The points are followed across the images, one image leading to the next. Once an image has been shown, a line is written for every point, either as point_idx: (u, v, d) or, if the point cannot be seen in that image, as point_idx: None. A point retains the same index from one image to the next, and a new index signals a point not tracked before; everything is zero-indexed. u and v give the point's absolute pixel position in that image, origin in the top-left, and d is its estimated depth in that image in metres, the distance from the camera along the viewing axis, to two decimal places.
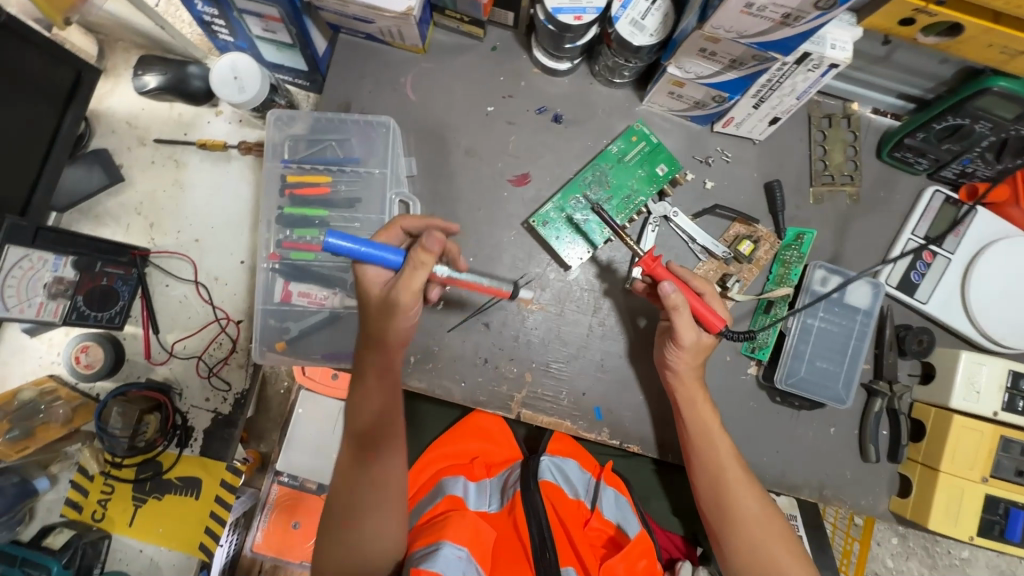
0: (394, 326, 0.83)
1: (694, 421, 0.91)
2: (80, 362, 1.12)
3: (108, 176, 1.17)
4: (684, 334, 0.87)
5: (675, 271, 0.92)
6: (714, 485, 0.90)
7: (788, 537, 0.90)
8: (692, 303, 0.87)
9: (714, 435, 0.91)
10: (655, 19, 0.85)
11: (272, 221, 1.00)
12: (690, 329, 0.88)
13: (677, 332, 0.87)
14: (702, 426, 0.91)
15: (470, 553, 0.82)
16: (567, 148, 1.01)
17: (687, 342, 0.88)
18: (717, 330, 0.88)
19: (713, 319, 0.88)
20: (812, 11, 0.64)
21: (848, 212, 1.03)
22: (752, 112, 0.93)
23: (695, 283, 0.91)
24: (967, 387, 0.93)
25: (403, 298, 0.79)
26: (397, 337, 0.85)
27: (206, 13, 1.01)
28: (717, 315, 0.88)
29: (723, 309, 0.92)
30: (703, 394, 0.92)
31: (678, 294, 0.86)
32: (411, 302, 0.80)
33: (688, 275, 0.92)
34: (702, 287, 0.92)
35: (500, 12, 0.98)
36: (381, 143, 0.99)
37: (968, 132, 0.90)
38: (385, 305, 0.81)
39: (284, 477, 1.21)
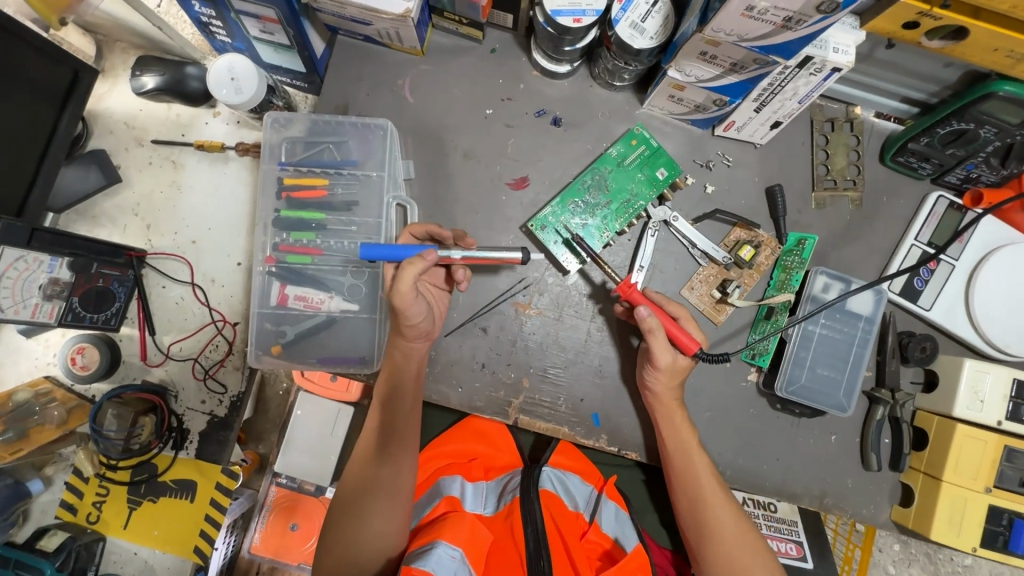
0: (409, 326, 0.86)
1: (674, 437, 0.91)
2: (76, 363, 1.11)
3: (105, 177, 1.17)
4: (661, 355, 0.87)
5: (651, 296, 0.92)
6: (692, 508, 0.91)
7: (765, 552, 0.89)
8: (667, 325, 0.87)
9: (692, 453, 0.91)
10: (655, 21, 0.84)
11: (268, 223, 0.98)
12: (667, 350, 0.87)
13: (653, 354, 0.87)
14: (682, 442, 0.90)
15: (464, 553, 0.81)
16: (566, 151, 1.00)
17: (663, 364, 0.87)
18: (693, 352, 0.88)
19: (688, 341, 0.87)
20: (814, 14, 0.63)
21: (850, 218, 1.02)
22: (753, 116, 0.92)
23: (671, 308, 0.92)
24: (971, 395, 0.92)
25: (399, 297, 0.81)
26: (412, 335, 0.88)
27: (203, 14, 1.00)
28: (691, 337, 0.88)
29: (699, 333, 0.93)
30: (682, 415, 0.92)
31: (653, 317, 0.86)
32: (407, 301, 0.82)
33: (663, 299, 0.92)
34: (678, 312, 0.92)
35: (499, 13, 0.97)
36: (378, 145, 0.99)
37: (972, 137, 0.89)
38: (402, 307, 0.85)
39: (282, 480, 1.21)
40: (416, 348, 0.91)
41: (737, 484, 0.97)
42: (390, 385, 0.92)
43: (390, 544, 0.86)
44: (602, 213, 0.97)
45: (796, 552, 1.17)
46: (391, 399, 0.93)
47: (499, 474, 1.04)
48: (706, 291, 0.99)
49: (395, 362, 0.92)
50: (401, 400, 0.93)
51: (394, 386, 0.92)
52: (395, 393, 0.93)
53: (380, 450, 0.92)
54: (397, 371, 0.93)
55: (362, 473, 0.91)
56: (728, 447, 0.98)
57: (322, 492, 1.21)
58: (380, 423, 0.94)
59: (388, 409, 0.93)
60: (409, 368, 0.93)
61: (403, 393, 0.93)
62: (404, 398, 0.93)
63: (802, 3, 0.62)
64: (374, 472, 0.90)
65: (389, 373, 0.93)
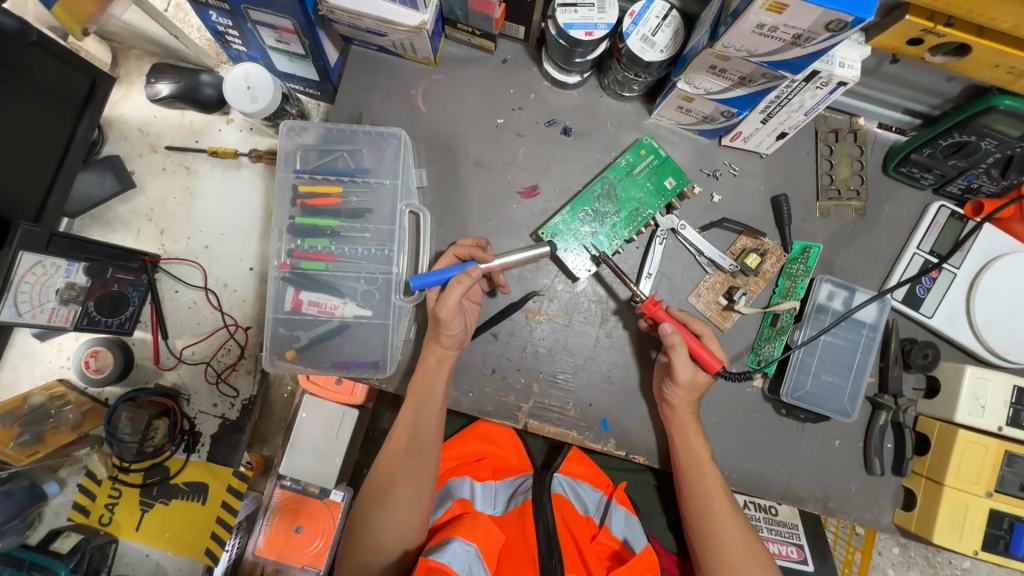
0: (447, 334, 0.90)
1: (688, 450, 0.92)
2: (90, 367, 1.13)
3: (119, 182, 1.18)
4: (682, 370, 0.90)
5: (674, 313, 0.94)
6: (699, 520, 0.93)
7: (768, 564, 0.92)
8: (689, 342, 0.90)
9: (704, 465, 0.92)
10: (665, 35, 0.86)
11: (283, 231, 0.99)
12: (687, 367, 0.90)
13: (675, 370, 0.90)
14: (696, 454, 0.92)
15: (478, 548, 0.83)
16: (576, 160, 1.02)
17: (682, 379, 0.90)
18: (715, 370, 0.91)
19: (711, 360, 0.90)
20: (823, 33, 0.65)
21: (854, 226, 1.04)
22: (760, 127, 0.94)
23: (694, 324, 0.94)
24: (972, 402, 0.94)
25: (443, 312, 0.88)
26: (449, 342, 0.92)
27: (220, 24, 1.02)
28: (713, 355, 0.91)
29: (719, 350, 0.95)
30: (696, 428, 0.93)
31: (676, 334, 0.89)
32: (450, 316, 0.88)
33: (686, 317, 0.94)
34: (701, 329, 0.94)
35: (512, 25, 0.99)
36: (392, 154, 1.00)
37: (973, 149, 0.91)
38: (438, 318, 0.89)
39: (287, 482, 1.20)
40: (449, 355, 0.94)
41: (742, 488, 0.99)
42: (418, 391, 0.95)
43: (407, 539, 0.91)
44: (611, 222, 0.99)
45: (796, 555, 1.19)
46: (418, 403, 0.95)
47: (508, 474, 1.06)
48: (713, 297, 1.01)
49: (428, 367, 0.95)
50: (429, 404, 0.95)
51: (422, 392, 0.94)
52: (423, 397, 0.95)
53: (409, 447, 0.96)
54: (427, 377, 0.95)
55: (389, 468, 0.96)
56: (734, 451, 1.00)
57: (326, 495, 1.21)
58: (408, 424, 0.97)
59: (416, 412, 0.95)
60: (440, 374, 0.95)
61: (430, 399, 0.95)
62: (431, 404, 0.95)
63: (812, 21, 0.64)
64: (401, 468, 0.95)
65: (419, 378, 0.95)
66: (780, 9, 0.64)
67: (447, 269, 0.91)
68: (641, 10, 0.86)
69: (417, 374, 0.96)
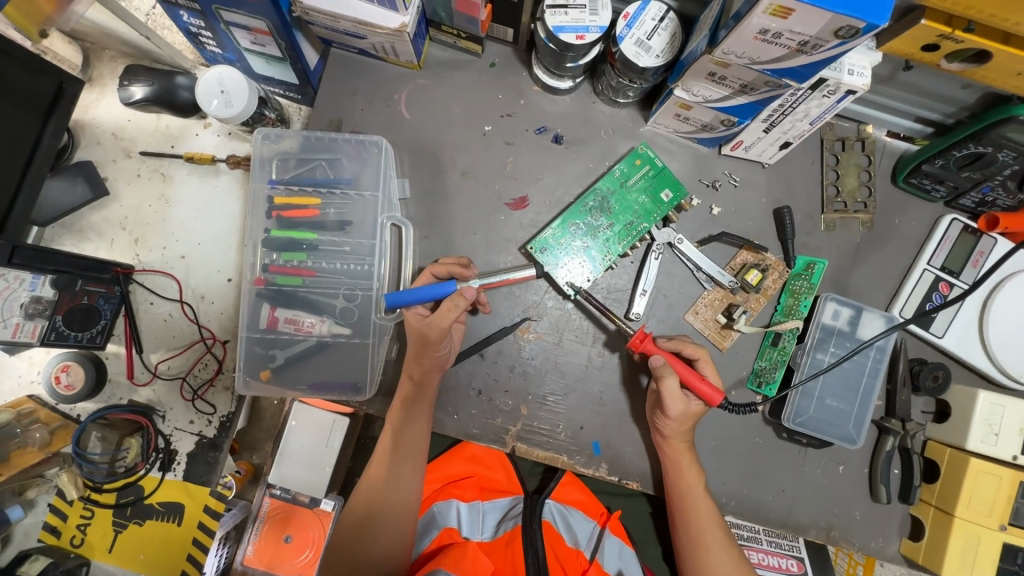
0: (433, 356, 0.86)
1: (681, 482, 0.88)
2: (61, 382, 1.07)
3: (91, 190, 1.13)
4: (673, 401, 0.85)
5: (663, 344, 0.89)
6: (694, 550, 0.89)
7: None
8: (679, 369, 0.85)
9: (699, 497, 0.88)
10: (662, 39, 0.81)
11: (258, 244, 0.94)
12: (678, 397, 0.85)
13: (665, 401, 0.85)
14: (687, 484, 0.88)
15: None
16: (568, 170, 0.97)
17: (674, 411, 0.85)
18: (715, 403, 0.84)
19: (710, 392, 0.84)
20: (832, 39, 0.60)
21: (861, 240, 0.98)
22: (762, 136, 0.88)
23: (692, 352, 0.89)
24: (985, 429, 0.88)
25: (434, 334, 0.84)
26: (430, 364, 0.87)
27: (192, 24, 0.96)
28: (712, 387, 0.85)
29: (717, 377, 0.90)
30: (690, 457, 0.89)
31: (670, 364, 0.85)
32: (439, 337, 0.85)
33: (680, 344, 0.89)
34: (696, 353, 0.89)
35: (499, 27, 0.93)
36: (373, 163, 0.95)
37: (990, 161, 0.85)
38: (424, 338, 0.85)
39: (276, 490, 1.15)
40: (431, 378, 0.89)
41: (741, 515, 0.94)
42: (398, 418, 0.90)
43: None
44: (604, 234, 0.93)
45: (796, 569, 1.15)
46: (400, 429, 0.91)
47: (497, 496, 1.02)
48: (711, 315, 0.95)
49: (407, 395, 0.89)
50: (412, 430, 0.91)
51: (404, 420, 0.90)
52: (405, 422, 0.90)
53: (388, 475, 0.92)
54: (408, 402, 0.89)
55: (370, 497, 0.91)
56: (732, 477, 0.95)
57: (317, 504, 1.15)
58: (388, 453, 0.92)
59: (396, 438, 0.91)
60: (421, 398, 0.89)
61: (412, 425, 0.90)
62: (413, 429, 0.90)
63: (820, 27, 0.58)
64: (382, 496, 0.91)
65: (399, 404, 0.90)
66: (784, 15, 0.58)
67: (432, 286, 0.85)
68: (636, 12, 0.81)
69: (397, 399, 0.91)
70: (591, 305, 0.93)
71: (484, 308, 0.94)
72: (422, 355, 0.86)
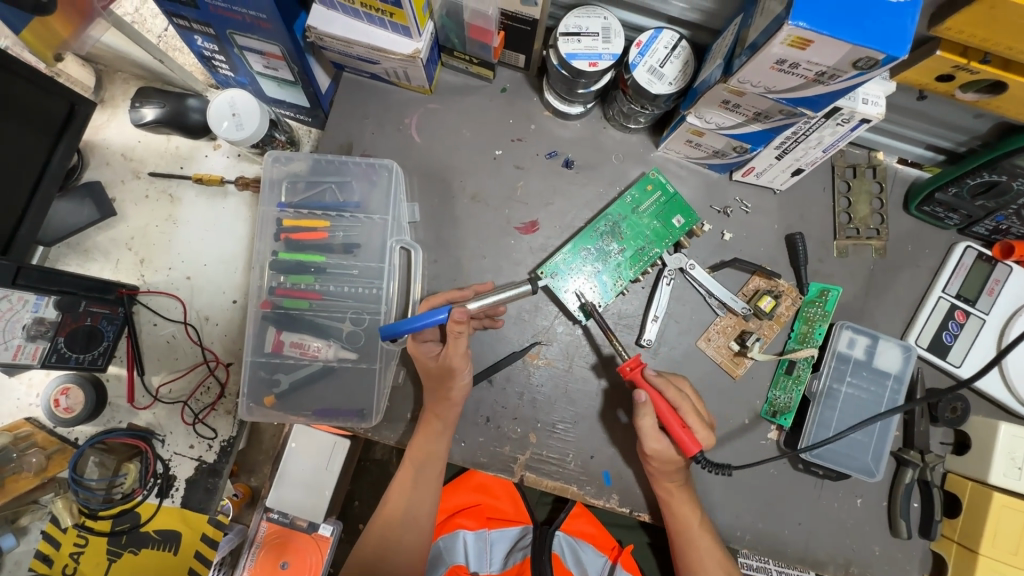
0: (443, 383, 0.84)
1: (677, 516, 0.85)
2: (59, 406, 1.05)
3: (98, 210, 1.13)
4: (653, 440, 0.82)
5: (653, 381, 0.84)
6: None
7: None
8: (659, 407, 0.81)
9: (696, 534, 0.85)
10: (674, 67, 0.81)
11: (265, 266, 0.93)
12: (656, 438, 0.82)
13: (643, 439, 0.83)
14: (682, 518, 0.85)
15: None
16: (578, 195, 0.97)
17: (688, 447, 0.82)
18: (690, 454, 0.79)
19: (686, 441, 0.79)
20: (849, 70, 0.59)
21: (874, 268, 0.97)
22: (774, 163, 0.88)
23: (674, 399, 0.83)
24: (1008, 462, 0.86)
25: (456, 362, 0.81)
26: (457, 395, 0.84)
27: (206, 48, 0.97)
28: (690, 437, 0.80)
29: (704, 431, 0.83)
30: (685, 492, 0.86)
31: (651, 403, 0.82)
32: (462, 363, 0.82)
33: (664, 385, 0.84)
34: (680, 403, 0.83)
35: (511, 54, 0.94)
36: (383, 186, 0.95)
37: (1004, 190, 0.85)
38: (440, 371, 0.83)
39: (273, 514, 1.11)
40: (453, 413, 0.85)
41: (756, 551, 0.91)
42: (422, 454, 0.87)
43: None
44: (615, 259, 0.92)
45: None
46: (420, 465, 0.88)
47: (503, 525, 0.98)
48: (724, 342, 0.94)
49: (431, 430, 0.86)
50: (431, 467, 0.88)
51: (424, 454, 0.87)
52: (427, 459, 0.87)
53: (403, 516, 0.89)
54: (430, 439, 0.86)
55: (381, 536, 0.87)
56: (747, 510, 0.92)
57: (315, 529, 1.11)
58: (405, 488, 0.90)
59: (414, 475, 0.89)
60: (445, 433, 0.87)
61: (431, 461, 0.88)
62: (428, 467, 0.88)
63: (838, 58, 0.58)
64: (394, 534, 0.88)
65: (422, 441, 0.87)
66: (802, 46, 0.58)
67: (424, 315, 0.80)
68: (648, 40, 0.81)
69: (419, 432, 0.87)
70: (598, 322, 0.89)
71: (495, 321, 0.93)
72: (443, 387, 0.84)
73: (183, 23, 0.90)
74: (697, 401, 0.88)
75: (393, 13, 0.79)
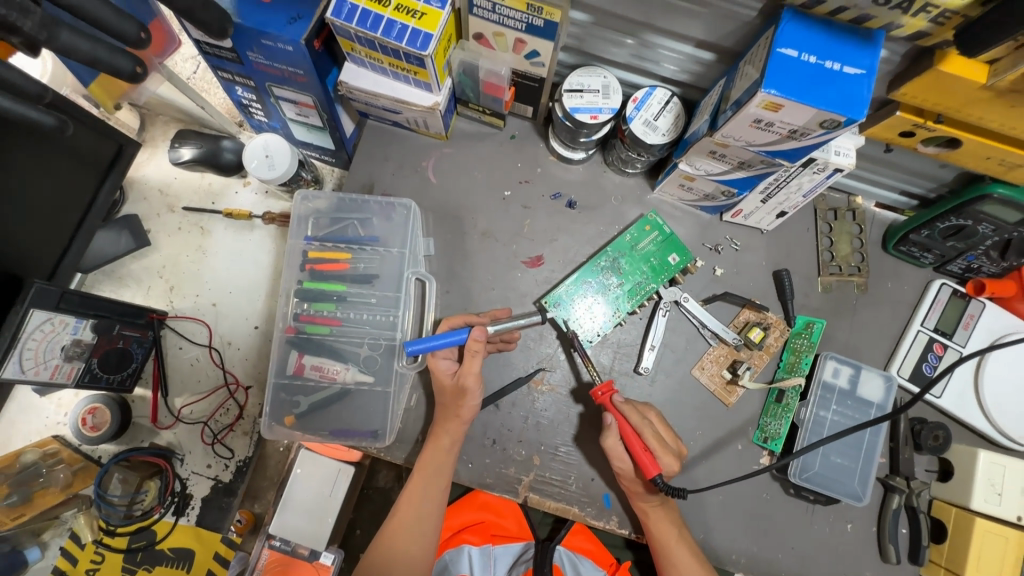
0: (453, 406, 0.90)
1: (656, 534, 0.88)
2: (86, 424, 1.11)
3: (134, 241, 1.21)
4: (618, 459, 0.88)
5: (620, 405, 0.89)
6: None
7: None
8: (621, 426, 0.87)
9: (674, 547, 0.88)
10: (667, 120, 0.91)
11: (290, 294, 1.01)
12: (622, 457, 0.88)
13: (611, 458, 0.89)
14: (661, 536, 0.88)
15: None
16: (581, 233, 1.05)
17: (665, 466, 0.87)
18: (649, 475, 0.83)
19: (646, 463, 0.83)
20: (818, 129, 0.68)
21: (856, 302, 1.04)
22: (760, 206, 0.96)
23: (637, 424, 0.87)
24: (988, 488, 0.91)
25: (469, 382, 0.87)
26: (466, 415, 0.90)
27: (245, 97, 1.07)
28: (650, 459, 0.84)
29: (667, 457, 0.87)
30: (663, 508, 0.90)
31: (617, 426, 0.88)
32: (475, 383, 0.88)
33: (629, 411, 0.88)
34: (647, 429, 0.87)
35: (520, 105, 1.04)
36: (401, 223, 1.03)
37: (971, 232, 0.93)
38: (455, 390, 0.89)
39: (275, 542, 1.11)
40: (462, 433, 0.91)
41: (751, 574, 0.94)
42: (428, 472, 0.90)
43: None
44: (614, 292, 1.00)
45: None
46: (426, 483, 0.91)
47: (506, 542, 1.02)
48: (717, 371, 1.00)
49: (440, 448, 0.91)
50: (435, 486, 0.91)
51: (433, 469, 0.91)
52: (435, 477, 0.91)
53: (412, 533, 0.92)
54: (440, 459, 0.91)
55: (388, 552, 0.90)
56: (742, 534, 0.96)
57: (316, 558, 1.12)
58: (412, 509, 0.92)
59: (422, 491, 0.91)
60: (452, 451, 0.91)
61: (439, 478, 0.91)
62: (434, 487, 0.91)
63: (807, 119, 0.67)
64: (397, 551, 0.90)
65: (429, 457, 0.91)
66: (775, 108, 0.67)
67: (449, 333, 0.88)
68: (644, 97, 0.91)
69: (428, 450, 0.92)
70: (578, 354, 0.97)
71: (509, 343, 0.99)
72: (454, 406, 0.89)
73: (227, 76, 1.00)
74: (662, 429, 0.91)
75: (417, 72, 0.88)
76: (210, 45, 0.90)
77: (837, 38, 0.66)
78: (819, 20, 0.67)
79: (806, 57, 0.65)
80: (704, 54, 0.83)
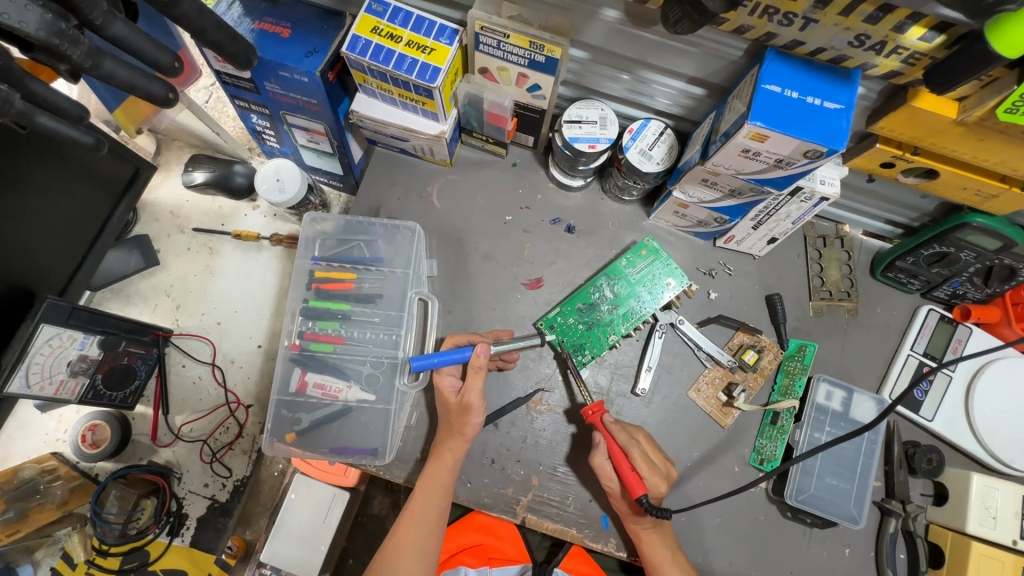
0: (452, 424, 0.91)
1: (648, 558, 0.88)
2: (86, 441, 1.12)
3: (144, 260, 1.25)
4: (607, 479, 0.90)
5: (612, 428, 0.91)
6: None
7: None
8: (609, 444, 0.89)
9: (668, 565, 0.87)
10: (661, 150, 0.96)
11: (296, 312, 1.03)
12: (610, 477, 0.90)
13: (600, 477, 0.90)
14: (653, 559, 0.87)
15: None
16: (579, 256, 1.09)
17: (653, 486, 0.87)
18: (636, 495, 0.83)
19: (633, 482, 0.84)
20: (802, 158, 0.72)
21: (847, 326, 1.07)
22: (751, 233, 1.00)
23: (624, 443, 0.89)
24: (982, 511, 0.91)
25: (473, 399, 0.89)
26: (470, 432, 0.91)
27: (259, 124, 1.13)
28: (637, 479, 0.84)
29: (655, 479, 0.88)
30: (656, 529, 0.90)
31: (606, 445, 0.90)
32: (480, 401, 0.90)
33: (618, 431, 0.90)
34: (637, 448, 0.89)
35: (523, 135, 1.08)
36: (405, 245, 1.06)
37: (954, 260, 0.96)
38: (459, 408, 0.90)
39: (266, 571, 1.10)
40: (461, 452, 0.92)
41: None
42: (426, 490, 0.91)
43: None
44: (611, 319, 1.02)
45: None
46: (425, 501, 0.91)
47: (506, 565, 1.02)
48: (712, 393, 1.02)
49: (440, 465, 0.92)
50: (431, 506, 0.91)
51: (432, 488, 0.91)
52: (433, 497, 0.91)
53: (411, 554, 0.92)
54: (439, 477, 0.92)
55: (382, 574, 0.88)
56: (740, 557, 0.96)
57: None
58: (408, 529, 0.91)
59: (420, 511, 0.91)
60: (452, 469, 0.92)
61: (438, 496, 0.91)
62: (432, 506, 0.91)
63: (791, 149, 0.71)
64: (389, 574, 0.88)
65: (428, 475, 0.92)
66: (762, 139, 0.72)
67: (451, 350, 0.90)
68: (639, 128, 0.96)
69: (428, 468, 0.93)
70: (572, 374, 0.99)
71: (509, 362, 1.01)
72: (459, 422, 0.91)
73: (244, 104, 1.06)
74: (650, 450, 0.92)
75: (424, 103, 0.94)
76: (230, 75, 0.96)
77: (816, 76, 0.71)
78: (799, 60, 0.72)
79: (789, 92, 0.70)
80: (694, 89, 0.89)
